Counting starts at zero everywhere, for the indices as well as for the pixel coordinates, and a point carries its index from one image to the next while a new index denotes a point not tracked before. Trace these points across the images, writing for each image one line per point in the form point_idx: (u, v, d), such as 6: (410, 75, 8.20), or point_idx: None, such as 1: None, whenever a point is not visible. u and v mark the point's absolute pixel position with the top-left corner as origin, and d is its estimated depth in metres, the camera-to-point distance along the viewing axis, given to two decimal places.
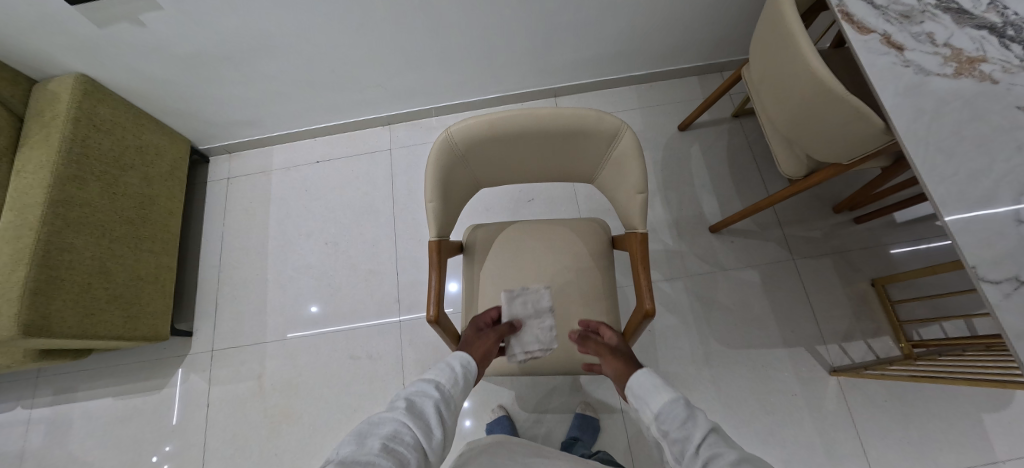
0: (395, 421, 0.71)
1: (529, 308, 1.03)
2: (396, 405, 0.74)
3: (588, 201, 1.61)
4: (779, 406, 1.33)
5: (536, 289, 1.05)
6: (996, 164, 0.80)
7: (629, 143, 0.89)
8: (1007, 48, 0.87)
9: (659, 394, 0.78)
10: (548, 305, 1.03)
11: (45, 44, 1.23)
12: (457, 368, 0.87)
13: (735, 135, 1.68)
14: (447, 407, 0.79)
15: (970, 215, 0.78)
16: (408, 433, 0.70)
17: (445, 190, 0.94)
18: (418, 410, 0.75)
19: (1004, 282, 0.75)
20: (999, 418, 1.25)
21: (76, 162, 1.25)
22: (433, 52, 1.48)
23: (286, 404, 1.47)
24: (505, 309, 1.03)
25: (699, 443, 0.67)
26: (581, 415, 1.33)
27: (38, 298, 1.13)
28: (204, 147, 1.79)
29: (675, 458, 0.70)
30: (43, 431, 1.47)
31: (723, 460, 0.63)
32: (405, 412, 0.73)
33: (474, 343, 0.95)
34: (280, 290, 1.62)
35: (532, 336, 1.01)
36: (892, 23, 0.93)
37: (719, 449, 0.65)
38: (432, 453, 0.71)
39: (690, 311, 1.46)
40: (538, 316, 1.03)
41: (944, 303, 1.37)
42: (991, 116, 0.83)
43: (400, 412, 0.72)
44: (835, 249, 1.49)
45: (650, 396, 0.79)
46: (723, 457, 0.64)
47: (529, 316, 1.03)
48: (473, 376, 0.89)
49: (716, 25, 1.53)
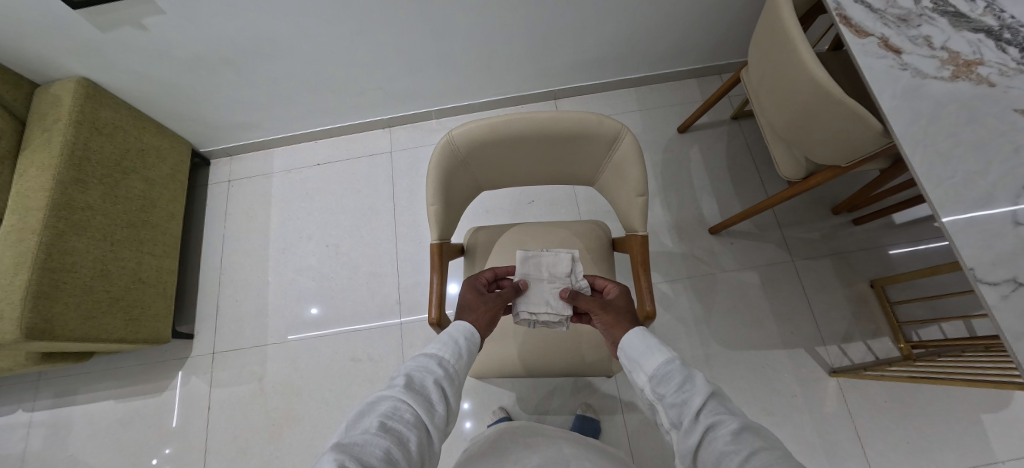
0: (393, 399, 0.66)
1: (542, 272, 0.91)
2: (395, 381, 0.69)
3: (588, 203, 1.62)
4: (780, 407, 1.33)
5: (555, 256, 0.92)
6: (993, 166, 0.81)
7: (629, 146, 0.90)
8: (1004, 51, 0.88)
9: (655, 355, 0.72)
10: (569, 271, 0.91)
11: (47, 47, 1.24)
12: (461, 341, 0.79)
13: (734, 137, 1.69)
14: (451, 381, 0.73)
15: (968, 217, 0.79)
16: (407, 411, 0.65)
17: (446, 193, 0.94)
18: (419, 386, 0.69)
19: (1002, 283, 0.75)
20: (998, 418, 1.25)
21: (78, 166, 1.25)
22: (434, 55, 1.48)
23: (287, 406, 1.47)
24: (518, 270, 0.91)
25: (697, 411, 0.63)
26: (582, 416, 1.34)
27: (40, 301, 1.13)
28: (205, 150, 1.80)
29: (672, 423, 0.66)
30: (44, 434, 1.47)
31: (725, 430, 0.60)
32: (404, 389, 0.67)
33: (477, 307, 0.87)
34: (281, 292, 1.62)
35: (542, 300, 0.89)
36: (889, 27, 0.94)
37: (720, 416, 0.62)
38: (435, 430, 0.67)
39: (690, 312, 1.47)
40: (555, 280, 0.90)
41: (943, 304, 1.38)
42: (988, 119, 0.83)
43: (398, 389, 0.67)
44: (835, 250, 1.49)
45: (644, 357, 0.73)
46: (724, 426, 0.60)
47: (542, 279, 0.91)
48: (478, 349, 0.81)
49: (715, 28, 1.54)
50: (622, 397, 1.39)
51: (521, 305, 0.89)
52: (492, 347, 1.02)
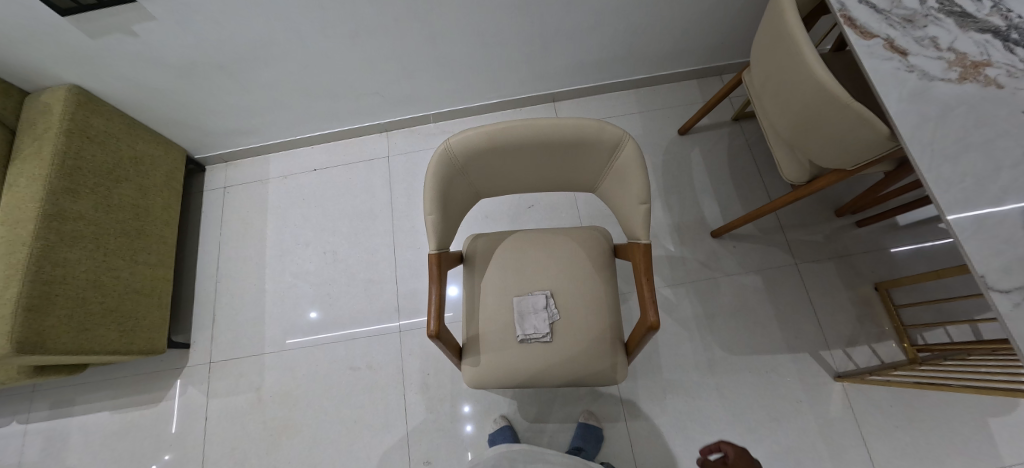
0: None
1: (530, 305, 1.02)
2: None
3: (588, 207, 1.60)
4: (784, 413, 1.32)
5: (532, 295, 1.03)
6: (1003, 170, 0.79)
7: (631, 153, 0.88)
8: (1012, 52, 0.86)
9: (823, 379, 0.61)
10: (545, 306, 1.02)
11: (36, 55, 1.21)
12: None
13: (735, 139, 1.67)
14: None
15: (977, 224, 0.77)
16: None
17: (445, 202, 0.93)
18: None
19: (1013, 291, 0.73)
20: (1004, 422, 1.24)
21: (69, 175, 1.23)
22: (431, 58, 1.46)
23: (286, 415, 1.45)
24: (512, 303, 1.03)
25: None
26: (583, 424, 1.32)
27: (31, 314, 1.11)
28: (200, 156, 1.78)
29: None
30: (39, 446, 1.45)
31: None
32: None
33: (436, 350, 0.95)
34: (278, 299, 1.60)
35: (530, 327, 1.00)
36: (895, 27, 0.92)
37: None
38: None
39: (693, 317, 1.45)
40: (539, 312, 1.01)
41: (948, 306, 1.37)
42: (996, 121, 0.82)
43: None
44: (838, 252, 1.48)
45: None
46: None
47: (532, 311, 1.02)
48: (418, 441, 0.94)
49: (715, 28, 1.52)
50: (625, 404, 1.37)
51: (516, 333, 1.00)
52: (493, 357, 1.00)
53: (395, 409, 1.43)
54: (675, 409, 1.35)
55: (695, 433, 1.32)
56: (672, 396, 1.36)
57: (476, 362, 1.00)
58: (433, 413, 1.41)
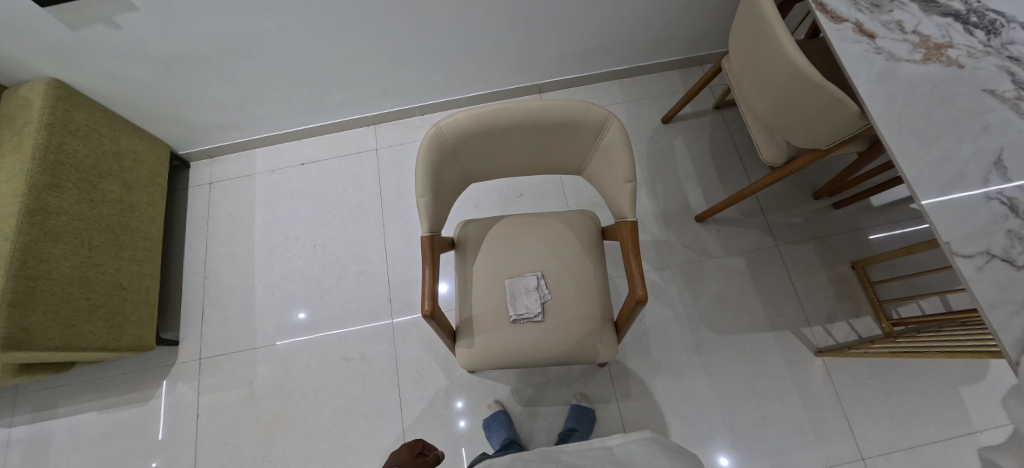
0: None
1: (523, 286, 1.04)
2: None
3: (576, 194, 1.63)
4: (769, 388, 1.36)
5: (523, 276, 1.05)
6: (964, 144, 0.84)
7: (616, 132, 0.91)
8: (971, 34, 0.91)
9: None
10: (536, 286, 1.04)
11: (15, 47, 1.19)
12: None
13: (717, 126, 1.72)
14: None
15: (940, 194, 0.81)
16: None
17: (435, 184, 0.94)
18: None
19: (976, 256, 0.78)
20: (974, 391, 1.30)
21: (51, 171, 1.21)
22: (419, 49, 1.47)
23: (280, 409, 1.45)
24: (506, 285, 1.05)
25: None
26: (576, 406, 1.35)
27: (16, 309, 1.09)
28: (184, 152, 1.76)
29: None
30: (22, 451, 1.42)
31: None
32: None
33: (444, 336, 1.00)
34: (267, 295, 1.59)
35: (524, 306, 1.02)
36: (863, 12, 0.97)
37: None
38: None
39: (679, 299, 1.49)
40: (530, 292, 1.03)
41: (919, 282, 1.43)
42: (958, 98, 0.87)
43: None
44: (816, 234, 1.53)
45: None
46: None
47: (524, 291, 1.03)
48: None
49: (696, 18, 1.56)
50: (616, 385, 1.40)
51: (511, 312, 1.02)
52: (487, 338, 1.02)
53: (390, 400, 1.43)
54: (664, 388, 1.39)
55: (684, 412, 1.35)
56: (662, 375, 1.40)
57: (470, 343, 1.02)
58: (427, 402, 1.42)
